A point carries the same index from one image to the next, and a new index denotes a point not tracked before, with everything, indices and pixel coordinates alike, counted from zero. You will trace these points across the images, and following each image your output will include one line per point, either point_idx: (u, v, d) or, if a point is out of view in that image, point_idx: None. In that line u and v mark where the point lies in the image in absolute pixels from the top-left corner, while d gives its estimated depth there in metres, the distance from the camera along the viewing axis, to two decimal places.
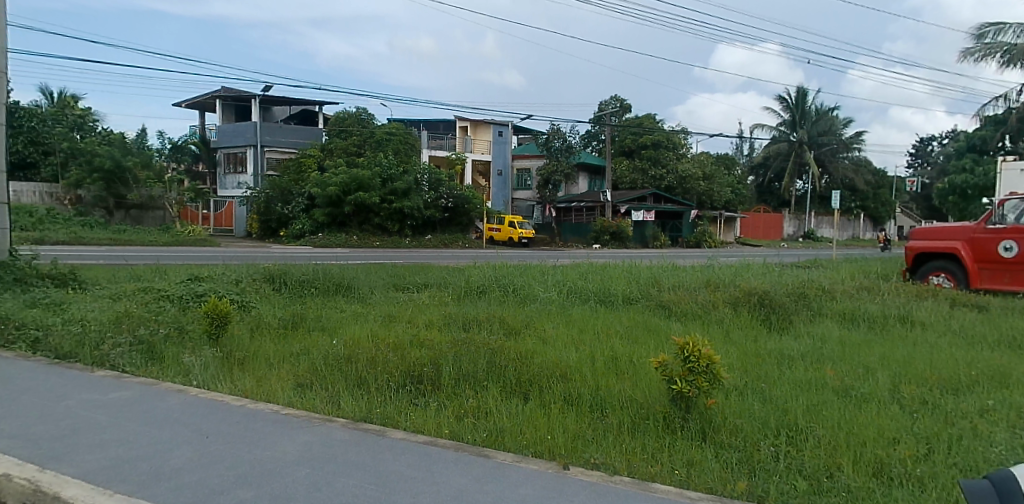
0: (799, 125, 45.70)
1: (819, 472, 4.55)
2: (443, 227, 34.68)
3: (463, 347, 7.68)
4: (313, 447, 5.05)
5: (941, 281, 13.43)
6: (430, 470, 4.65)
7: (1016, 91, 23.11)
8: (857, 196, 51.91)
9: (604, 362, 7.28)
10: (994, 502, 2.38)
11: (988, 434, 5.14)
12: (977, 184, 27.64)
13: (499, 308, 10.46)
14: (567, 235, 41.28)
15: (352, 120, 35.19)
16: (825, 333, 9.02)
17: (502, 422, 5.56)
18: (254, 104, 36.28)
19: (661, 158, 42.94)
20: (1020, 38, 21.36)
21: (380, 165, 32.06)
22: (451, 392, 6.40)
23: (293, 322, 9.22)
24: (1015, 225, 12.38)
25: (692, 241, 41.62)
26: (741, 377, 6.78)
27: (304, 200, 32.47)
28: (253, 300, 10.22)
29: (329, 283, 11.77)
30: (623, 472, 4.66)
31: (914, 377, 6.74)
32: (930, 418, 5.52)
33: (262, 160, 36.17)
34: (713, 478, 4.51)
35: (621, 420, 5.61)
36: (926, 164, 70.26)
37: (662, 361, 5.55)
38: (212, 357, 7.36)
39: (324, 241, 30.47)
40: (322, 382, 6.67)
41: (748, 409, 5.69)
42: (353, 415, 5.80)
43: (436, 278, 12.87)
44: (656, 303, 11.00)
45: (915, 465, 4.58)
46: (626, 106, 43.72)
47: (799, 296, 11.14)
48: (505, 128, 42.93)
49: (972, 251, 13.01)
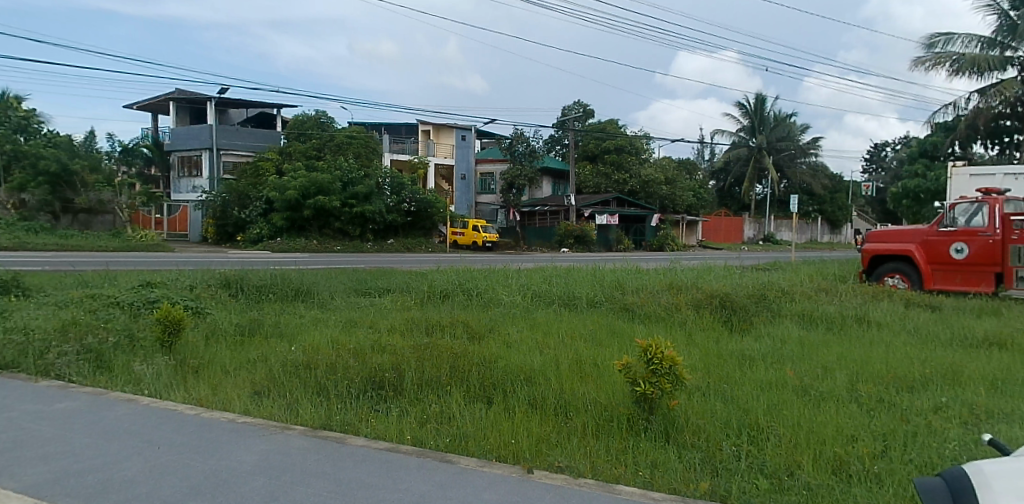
0: (758, 131, 46.61)
1: (780, 471, 4.57)
2: (406, 231, 34.35)
3: (426, 352, 7.57)
4: (270, 457, 4.89)
5: (896, 283, 13.77)
6: (391, 477, 4.54)
7: (966, 98, 23.85)
8: (814, 200, 53.22)
9: (568, 365, 7.26)
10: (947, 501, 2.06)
11: (942, 431, 5.24)
12: (929, 188, 28.35)
13: (464, 312, 10.38)
14: (531, 239, 40.84)
15: (312, 123, 34.73)
16: (785, 334, 9.16)
17: (465, 427, 5.48)
18: (210, 106, 35.49)
19: (624, 163, 43.36)
20: (967, 47, 22.13)
21: (341, 169, 31.71)
22: (414, 398, 6.29)
23: (250, 329, 8.97)
24: (966, 228, 12.79)
25: (655, 244, 41.80)
26: (703, 378, 6.83)
27: (261, 204, 31.83)
28: (209, 307, 9.95)
29: (288, 288, 11.54)
30: (587, 474, 4.64)
31: (872, 376, 6.86)
32: (886, 415, 5.62)
33: (219, 164, 35.46)
34: (676, 479, 4.51)
35: (585, 422, 5.58)
36: (880, 169, 72.14)
37: (626, 364, 5.55)
38: (164, 365, 7.13)
39: (283, 246, 29.90)
40: (281, 390, 6.50)
41: (709, 409, 5.72)
42: (312, 424, 5.65)
43: (397, 283, 12.69)
44: (620, 306, 11.02)
45: (872, 462, 4.63)
46: (589, 111, 44.15)
47: (760, 298, 11.27)
48: (468, 132, 42.91)
49: (925, 253, 13.38)
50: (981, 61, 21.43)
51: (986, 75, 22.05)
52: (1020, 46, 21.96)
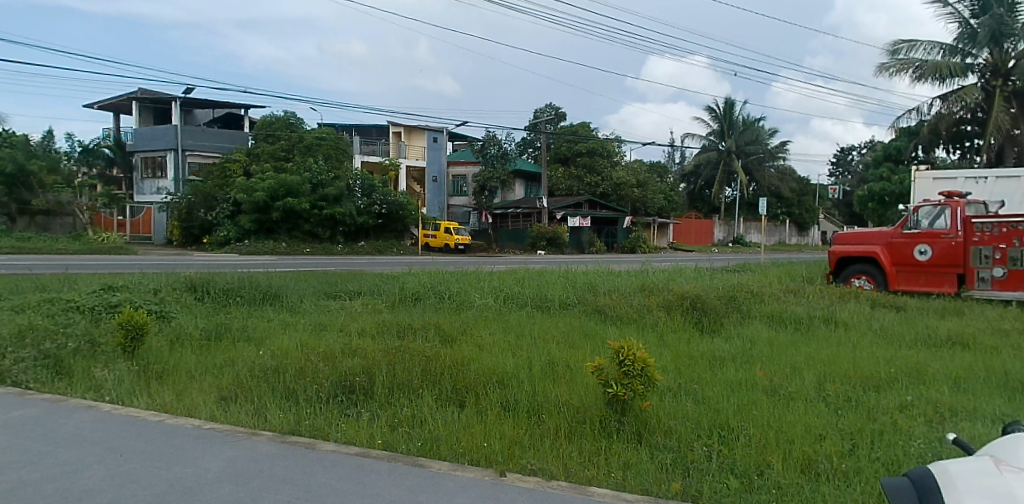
0: (727, 135, 47.20)
1: (750, 470, 4.60)
2: (377, 234, 34.04)
3: (398, 355, 7.51)
4: (237, 463, 4.78)
5: (862, 284, 14.03)
6: (362, 483, 4.46)
7: (928, 104, 24.41)
8: (782, 203, 54.03)
9: (541, 367, 7.24)
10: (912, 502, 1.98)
11: (907, 429, 5.34)
12: (893, 191, 28.94)
13: (435, 315, 10.29)
14: (503, 241, 40.89)
15: (280, 124, 34.34)
16: (754, 335, 9.26)
17: (437, 431, 5.42)
18: (175, 106, 34.80)
19: (596, 166, 43.63)
20: (929, 55, 22.70)
21: (310, 170, 31.30)
22: (385, 402, 6.22)
23: (216, 333, 8.81)
24: (929, 230, 13.07)
25: (627, 246, 42.06)
26: (675, 379, 6.87)
27: (228, 206, 31.36)
28: (173, 310, 9.76)
29: (256, 292, 11.35)
30: (560, 476, 4.62)
31: (839, 376, 6.97)
32: (854, 414, 5.71)
33: (184, 165, 34.82)
34: (647, 479, 4.52)
35: (558, 424, 5.57)
36: (847, 173, 73.58)
37: (599, 366, 5.56)
38: (127, 371, 6.95)
39: (251, 248, 29.46)
40: (248, 395, 6.38)
41: (680, 410, 5.73)
42: (281, 429, 5.55)
43: (368, 286, 12.55)
44: (592, 308, 11.06)
45: (840, 460, 4.69)
46: (561, 114, 44.35)
47: (729, 299, 11.39)
48: (440, 134, 42.85)
49: (889, 255, 13.65)
50: (942, 68, 21.99)
51: (947, 81, 22.59)
52: (980, 54, 22.53)
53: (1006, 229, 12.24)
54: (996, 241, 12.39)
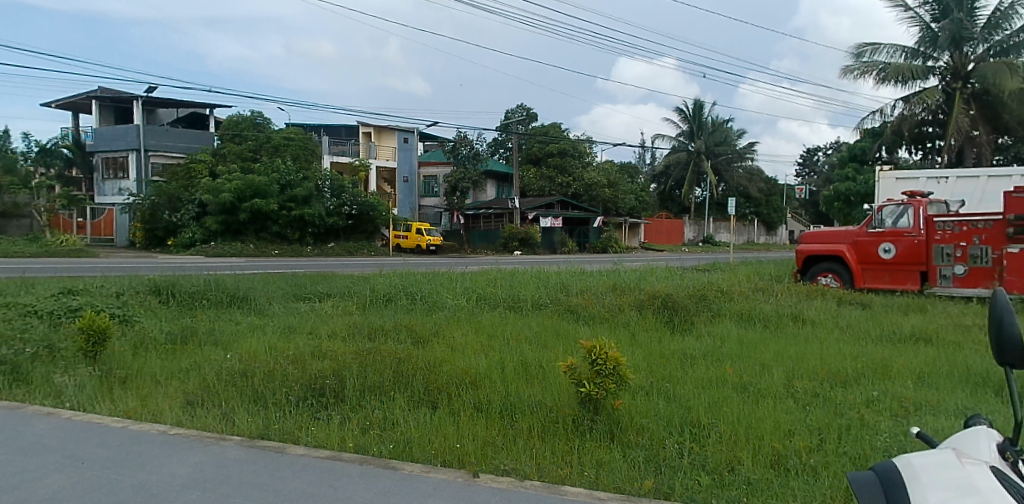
0: (697, 136, 47.70)
1: (721, 466, 4.65)
2: (347, 235, 33.72)
3: (369, 357, 7.40)
4: (204, 469, 4.67)
5: (829, 282, 14.29)
6: (333, 486, 4.40)
7: (891, 105, 24.93)
8: (750, 203, 54.75)
9: (514, 368, 7.20)
10: (878, 493, 1.93)
11: (873, 424, 5.43)
12: (858, 191, 29.53)
13: (407, 316, 10.20)
14: (475, 242, 40.82)
15: (247, 124, 33.82)
16: (723, 333, 9.34)
17: (409, 433, 5.36)
18: (137, 105, 34.01)
19: (567, 167, 43.88)
20: (892, 58, 23.26)
21: (278, 171, 30.84)
22: (356, 405, 6.13)
23: (182, 337, 8.61)
24: (893, 229, 13.36)
25: (598, 246, 42.19)
26: (646, 378, 6.89)
27: (195, 207, 30.87)
28: (137, 314, 9.52)
29: (222, 294, 11.15)
30: (533, 476, 4.61)
31: (807, 372, 7.08)
32: (821, 409, 5.80)
33: (147, 166, 34.13)
34: (621, 478, 4.52)
35: (530, 424, 5.56)
36: (813, 174, 75.07)
37: (571, 365, 5.56)
38: (89, 377, 6.76)
39: (217, 250, 28.93)
40: (216, 399, 6.25)
41: (652, 408, 5.75)
42: (250, 433, 5.44)
43: (338, 287, 12.42)
44: (565, 308, 11.07)
45: (809, 455, 4.75)
46: (532, 114, 44.47)
47: (700, 298, 11.48)
48: (410, 134, 42.76)
49: (855, 253, 13.92)
50: (905, 70, 22.50)
51: (909, 83, 23.11)
52: (941, 57, 23.10)
53: (966, 227, 12.50)
54: (957, 239, 12.65)
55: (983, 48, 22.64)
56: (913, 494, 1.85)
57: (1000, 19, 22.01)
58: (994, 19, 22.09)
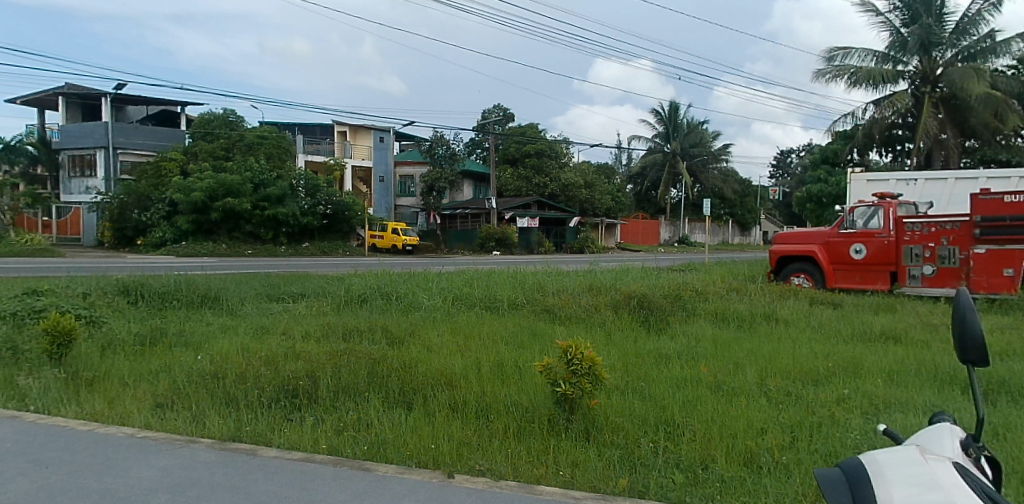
0: (672, 137, 48.08)
1: (695, 464, 4.68)
2: (321, 235, 33.42)
3: (343, 358, 7.32)
4: (173, 472, 4.59)
5: (801, 282, 14.49)
6: (306, 489, 4.34)
7: (862, 109, 25.37)
8: (725, 204, 55.30)
9: (490, 368, 7.18)
10: (844, 491, 1.93)
11: (844, 421, 5.51)
12: (829, 192, 30.00)
13: (382, 317, 10.14)
14: (452, 242, 40.72)
15: (219, 122, 33.46)
16: (698, 333, 9.42)
17: (384, 434, 5.32)
18: (105, 102, 33.36)
19: (544, 167, 43.97)
20: (863, 62, 23.67)
21: (251, 170, 30.45)
22: (329, 406, 6.07)
23: (151, 338, 8.46)
24: (865, 230, 13.58)
25: (575, 246, 42.31)
26: (621, 377, 6.91)
27: (165, 207, 30.26)
28: (105, 315, 9.32)
29: (193, 295, 10.97)
30: (508, 476, 4.60)
31: (779, 371, 7.16)
32: (793, 408, 5.87)
33: (115, 164, 33.51)
34: (596, 477, 4.53)
35: (506, 424, 5.54)
36: (786, 176, 76.19)
37: (547, 365, 5.54)
38: (54, 379, 6.62)
39: (189, 250, 28.48)
40: (185, 401, 6.15)
41: (627, 407, 5.78)
42: (221, 436, 5.36)
43: (312, 288, 12.30)
44: (542, 308, 11.08)
45: (781, 453, 4.81)
46: (509, 114, 44.49)
47: (675, 297, 11.56)
48: (386, 133, 42.52)
49: (827, 254, 14.14)
50: (876, 74, 22.90)
51: (880, 87, 23.52)
52: (910, 61, 23.56)
53: (934, 229, 12.74)
54: (926, 240, 12.87)
55: (951, 53, 23.12)
56: (878, 492, 1.85)
57: (968, 25, 22.53)
58: (962, 25, 22.62)
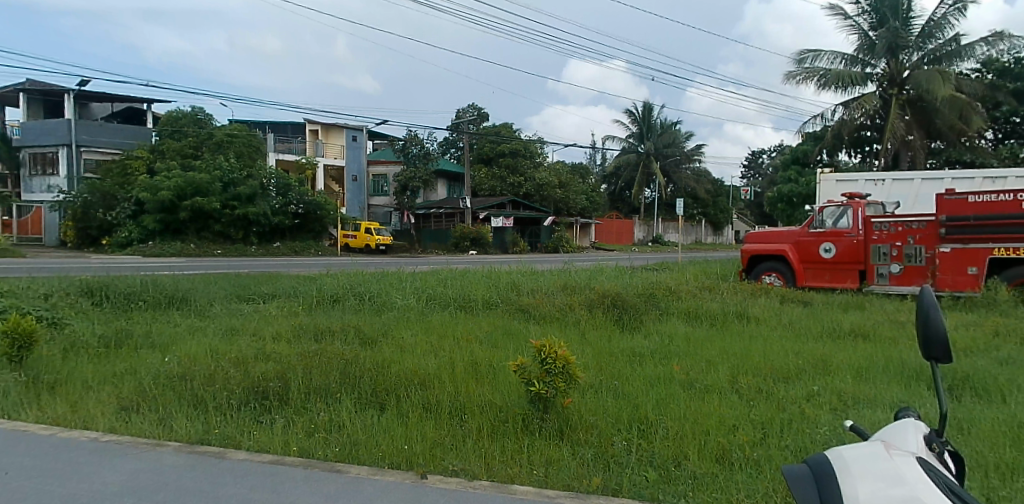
0: (646, 137, 48.41)
1: (668, 462, 4.70)
2: (293, 234, 33.03)
3: (315, 359, 7.24)
4: (138, 476, 4.49)
5: (772, 280, 14.69)
6: (276, 491, 4.27)
7: (831, 110, 25.77)
8: (698, 204, 55.80)
9: (464, 367, 7.15)
10: (812, 488, 1.93)
11: (814, 417, 5.58)
12: (800, 192, 30.44)
13: (355, 317, 10.05)
14: (426, 241, 40.52)
15: (187, 119, 33.36)
16: (672, 330, 9.50)
17: (356, 435, 5.26)
18: (68, 99, 32.57)
19: (519, 167, 44.01)
20: (832, 64, 24.06)
21: (220, 169, 30.01)
22: (301, 408, 5.98)
23: (116, 340, 8.28)
24: (834, 230, 13.83)
25: (550, 246, 42.36)
26: (596, 376, 6.92)
27: (131, 206, 29.72)
28: (67, 317, 9.09)
29: (160, 295, 10.76)
30: (482, 476, 4.58)
31: (751, 368, 7.25)
32: (764, 404, 5.93)
33: (79, 162, 32.80)
34: (570, 475, 4.53)
35: (480, 424, 5.52)
36: (757, 176, 77.28)
37: (521, 364, 5.53)
38: (14, 382, 6.44)
39: (156, 250, 27.95)
40: (152, 404, 6.02)
41: (601, 405, 5.80)
42: (188, 439, 5.25)
43: (284, 288, 12.15)
44: (516, 307, 11.07)
45: (752, 449, 4.85)
46: (483, 114, 44.44)
47: (648, 296, 11.64)
48: (359, 133, 42.20)
49: (797, 252, 14.36)
50: (845, 77, 23.32)
51: (849, 90, 23.93)
52: (878, 64, 23.99)
53: (901, 228, 12.98)
54: (893, 239, 13.12)
55: (918, 56, 23.61)
56: (846, 491, 1.85)
57: (934, 28, 23.06)
58: (929, 28, 23.12)
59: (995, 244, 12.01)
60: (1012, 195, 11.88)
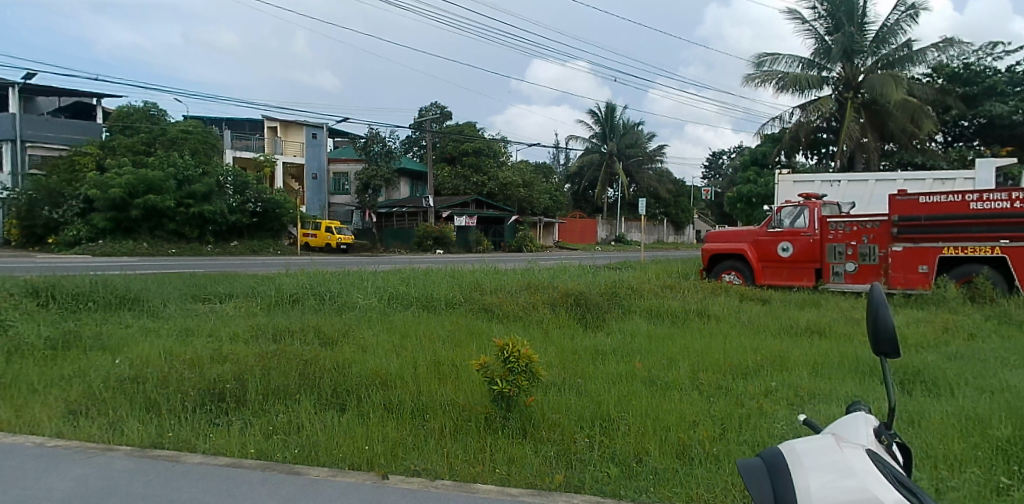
0: (609, 138, 48.78)
1: (629, 458, 4.72)
2: (251, 233, 32.47)
3: (273, 360, 7.10)
4: (87, 482, 4.33)
5: (732, 279, 14.96)
6: (231, 494, 4.18)
7: (789, 113, 26.34)
8: (659, 203, 56.48)
9: (426, 367, 7.09)
10: (765, 479, 1.96)
11: (771, 413, 5.68)
12: (758, 192, 31.03)
13: (315, 317, 9.87)
14: (388, 241, 40.09)
15: (139, 115, 32.54)
16: (633, 328, 9.59)
17: (316, 437, 5.16)
18: (13, 93, 31.39)
19: (482, 166, 44.12)
20: (789, 68, 24.58)
21: (174, 165, 29.28)
22: (258, 409, 5.86)
23: (64, 342, 8.00)
24: (791, 229, 14.13)
25: (513, 245, 42.29)
26: (559, 374, 6.95)
27: (78, 204, 28.78)
28: (11, 318, 8.74)
29: (111, 296, 10.45)
30: (444, 475, 4.53)
31: (711, 364, 7.35)
32: (723, 400, 6.03)
33: (24, 158, 31.67)
34: (532, 473, 4.52)
35: (443, 423, 5.46)
36: (718, 176, 78.68)
37: (484, 363, 5.49)
38: None
39: (106, 249, 27.12)
40: (102, 407, 5.83)
41: (565, 403, 5.81)
42: (140, 443, 5.09)
43: (241, 288, 11.88)
44: (480, 306, 11.02)
45: (711, 444, 4.90)
46: (446, 113, 44.28)
47: (610, 295, 11.73)
48: (320, 130, 41.65)
49: (756, 251, 14.64)
50: (802, 80, 23.88)
51: (806, 93, 24.49)
52: (834, 68, 24.62)
53: (856, 228, 13.33)
54: (848, 238, 13.45)
55: (872, 60, 24.23)
56: (801, 484, 1.86)
57: (887, 34, 23.73)
58: (882, 33, 23.77)
59: (944, 243, 12.37)
60: (961, 196, 12.26)
